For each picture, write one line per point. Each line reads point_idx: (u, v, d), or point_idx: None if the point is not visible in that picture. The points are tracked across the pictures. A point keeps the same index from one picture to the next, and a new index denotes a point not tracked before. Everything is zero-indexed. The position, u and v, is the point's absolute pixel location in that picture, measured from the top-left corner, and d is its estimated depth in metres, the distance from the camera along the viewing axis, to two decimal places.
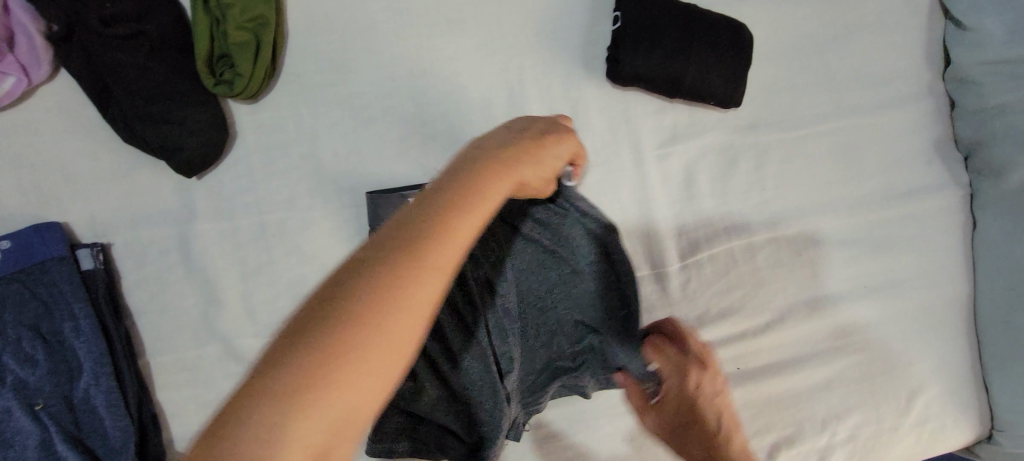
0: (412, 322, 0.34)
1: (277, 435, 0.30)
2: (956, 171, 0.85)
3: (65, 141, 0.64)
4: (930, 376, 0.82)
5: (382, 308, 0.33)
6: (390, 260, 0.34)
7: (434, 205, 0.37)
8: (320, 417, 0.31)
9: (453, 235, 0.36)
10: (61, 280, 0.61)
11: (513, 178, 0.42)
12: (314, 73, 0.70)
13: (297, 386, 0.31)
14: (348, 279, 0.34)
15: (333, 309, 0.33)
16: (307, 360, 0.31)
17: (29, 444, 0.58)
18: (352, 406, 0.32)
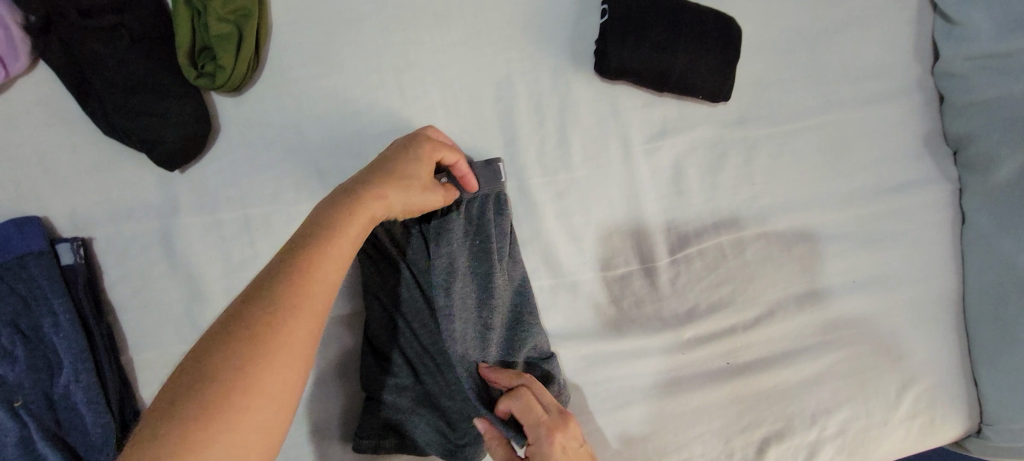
0: (315, 307, 0.44)
1: (194, 437, 0.37)
2: (945, 166, 0.85)
3: (45, 135, 0.63)
4: (919, 369, 0.82)
5: (270, 327, 0.42)
6: (295, 260, 0.46)
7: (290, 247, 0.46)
8: (235, 416, 0.38)
9: (308, 265, 0.45)
10: (40, 275, 0.60)
11: (370, 210, 0.52)
12: (298, 65, 0.69)
13: (210, 396, 0.38)
14: (241, 310, 0.42)
15: (258, 303, 0.43)
16: (211, 375, 0.39)
17: (9, 442, 0.57)
18: (267, 404, 0.40)
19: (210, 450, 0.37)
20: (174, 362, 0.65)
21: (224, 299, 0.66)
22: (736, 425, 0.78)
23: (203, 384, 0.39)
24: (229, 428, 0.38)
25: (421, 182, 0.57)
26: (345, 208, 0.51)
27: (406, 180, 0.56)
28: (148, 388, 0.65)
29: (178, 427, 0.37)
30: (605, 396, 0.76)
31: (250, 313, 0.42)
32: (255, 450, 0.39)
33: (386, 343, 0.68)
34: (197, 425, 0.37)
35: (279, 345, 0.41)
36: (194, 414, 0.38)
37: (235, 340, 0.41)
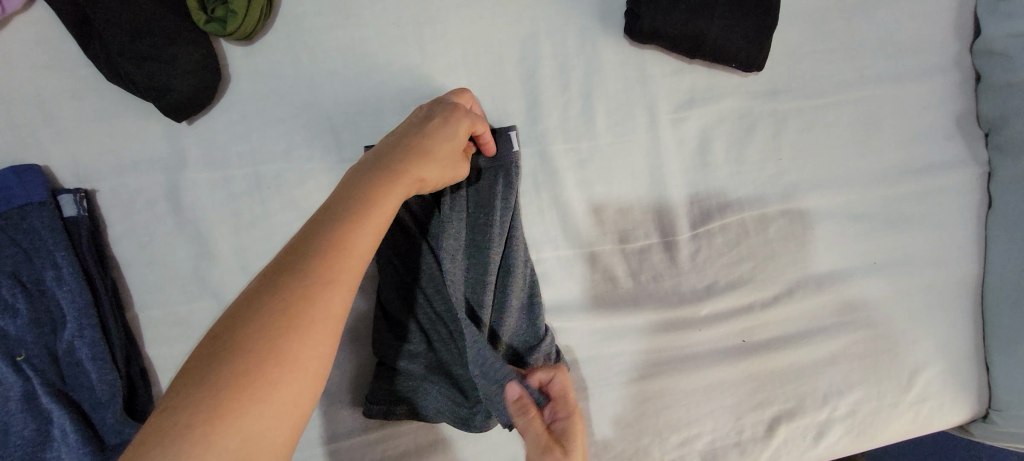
0: (350, 280, 0.44)
1: (224, 408, 0.36)
2: (976, 148, 0.82)
3: (45, 78, 0.60)
4: (933, 354, 0.81)
5: (303, 299, 0.41)
6: (329, 231, 0.45)
7: (325, 220, 0.46)
8: (266, 388, 0.37)
9: (343, 239, 0.44)
10: (41, 226, 0.57)
11: (402, 183, 0.51)
12: (313, 15, 0.65)
13: (243, 365, 0.37)
14: (274, 281, 0.41)
15: (293, 275, 0.42)
16: (243, 345, 0.38)
17: (12, 396, 0.55)
18: (297, 379, 0.39)
19: (245, 420, 0.36)
20: (181, 320, 0.63)
21: (233, 258, 0.64)
22: (747, 402, 0.78)
23: (236, 352, 0.38)
24: (262, 398, 0.37)
25: (450, 158, 0.56)
26: (378, 182, 0.50)
27: (433, 156, 0.55)
28: (155, 346, 0.63)
29: (211, 396, 0.36)
30: (617, 370, 0.75)
31: (284, 285, 0.41)
32: (285, 427, 0.38)
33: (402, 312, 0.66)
34: (234, 392, 0.36)
35: (314, 316, 0.40)
36: (227, 382, 0.37)
37: (268, 310, 0.40)
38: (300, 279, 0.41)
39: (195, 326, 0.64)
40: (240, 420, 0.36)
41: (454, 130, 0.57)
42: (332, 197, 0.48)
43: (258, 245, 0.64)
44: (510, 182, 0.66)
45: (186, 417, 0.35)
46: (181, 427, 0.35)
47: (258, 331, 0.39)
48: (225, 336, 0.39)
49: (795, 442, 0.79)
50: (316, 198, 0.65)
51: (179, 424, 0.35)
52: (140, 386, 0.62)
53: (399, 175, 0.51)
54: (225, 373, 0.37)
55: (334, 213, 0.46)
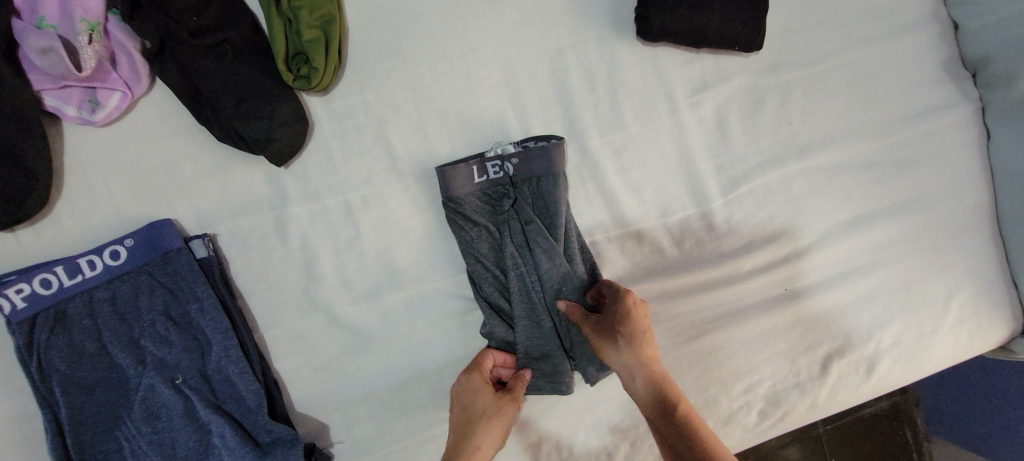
0: (476, 412, 0.68)
1: (468, 425, 0.67)
2: (967, 88, 0.91)
3: (168, 146, 0.71)
4: (964, 280, 0.89)
5: (465, 429, 0.67)
6: (461, 397, 0.70)
7: (457, 410, 0.69)
8: (468, 439, 0.66)
9: (465, 410, 0.68)
10: (182, 267, 0.68)
11: (472, 380, 0.71)
12: (374, 61, 0.76)
13: (456, 431, 0.67)
14: (463, 428, 0.67)
15: (463, 429, 0.67)
16: (457, 434, 0.67)
17: (175, 413, 0.66)
18: (468, 388, 0.70)
19: (470, 430, 0.67)
20: (300, 335, 0.74)
21: (337, 275, 0.75)
22: (799, 346, 0.85)
23: (458, 444, 0.66)
24: (467, 417, 0.68)
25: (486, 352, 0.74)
26: (466, 388, 0.70)
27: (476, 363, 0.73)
28: (282, 361, 0.74)
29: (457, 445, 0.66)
30: (677, 332, 0.83)
31: (465, 429, 0.67)
32: (476, 394, 0.69)
33: (492, 298, 0.75)
34: (462, 440, 0.66)
35: (470, 427, 0.67)
36: (456, 440, 0.67)
37: (461, 435, 0.67)
38: (460, 430, 0.67)
39: (312, 338, 0.74)
40: (469, 432, 0.66)
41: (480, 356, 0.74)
42: (455, 404, 0.70)
43: (356, 261, 0.75)
44: (559, 185, 0.76)
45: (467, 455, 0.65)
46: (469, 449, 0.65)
47: (468, 445, 0.65)
48: (461, 427, 0.67)
49: (849, 376, 0.87)
50: (398, 214, 0.76)
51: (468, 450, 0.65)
52: (276, 393, 0.71)
53: (471, 377, 0.71)
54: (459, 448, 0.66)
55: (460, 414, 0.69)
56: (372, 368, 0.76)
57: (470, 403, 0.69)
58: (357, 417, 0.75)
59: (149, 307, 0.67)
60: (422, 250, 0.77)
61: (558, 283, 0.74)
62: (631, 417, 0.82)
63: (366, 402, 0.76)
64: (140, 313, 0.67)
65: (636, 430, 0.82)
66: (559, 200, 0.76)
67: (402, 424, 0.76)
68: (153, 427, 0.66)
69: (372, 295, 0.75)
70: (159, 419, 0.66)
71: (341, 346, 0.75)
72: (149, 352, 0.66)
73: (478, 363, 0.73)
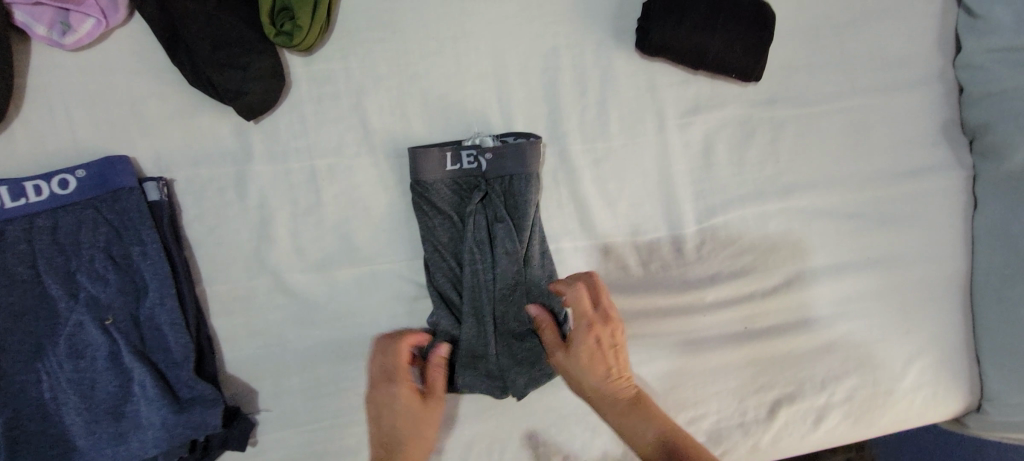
0: (398, 422, 0.67)
1: (393, 437, 0.67)
2: (961, 154, 0.89)
3: (137, 82, 0.69)
4: (926, 346, 0.88)
5: (390, 440, 0.67)
6: (379, 408, 0.67)
7: (378, 421, 0.68)
8: (395, 451, 0.66)
9: (386, 422, 0.67)
10: (131, 208, 0.66)
11: (387, 386, 0.67)
12: (363, 30, 0.74)
13: (382, 440, 0.67)
14: (389, 441, 0.67)
15: (389, 441, 0.67)
16: (382, 447, 0.67)
17: (100, 355, 0.65)
18: (384, 398, 0.67)
19: (397, 442, 0.66)
20: (243, 295, 0.72)
21: (291, 240, 0.73)
22: (750, 386, 0.84)
23: (387, 455, 0.66)
24: (391, 427, 0.67)
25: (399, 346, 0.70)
26: (381, 397, 0.67)
27: (389, 364, 0.69)
28: (220, 319, 0.72)
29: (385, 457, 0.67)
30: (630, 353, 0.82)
31: (391, 442, 0.66)
32: (396, 404, 0.67)
33: (444, 288, 0.74)
34: (388, 451, 0.66)
35: (394, 438, 0.66)
36: (383, 451, 0.67)
37: (388, 446, 0.67)
38: (386, 443, 0.67)
39: (255, 300, 0.73)
40: (395, 445, 0.66)
41: (394, 353, 0.70)
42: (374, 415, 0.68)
43: (313, 230, 0.73)
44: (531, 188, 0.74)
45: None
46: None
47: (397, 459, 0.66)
48: (386, 439, 0.67)
49: (796, 424, 0.85)
50: (363, 189, 0.74)
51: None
52: (207, 351, 0.70)
53: (387, 383, 0.68)
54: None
55: (379, 425, 0.68)
56: (311, 341, 0.74)
57: (391, 415, 0.67)
58: (288, 387, 0.74)
59: (89, 242, 0.65)
60: (382, 229, 0.75)
61: (510, 286, 0.74)
62: (569, 432, 0.81)
63: (300, 373, 0.74)
64: (79, 247, 0.65)
65: (571, 446, 0.81)
66: (527, 203, 0.74)
67: (333, 402, 0.75)
68: (75, 365, 0.64)
69: (323, 267, 0.74)
70: (82, 358, 0.65)
71: (283, 313, 0.73)
72: (84, 287, 0.65)
73: (393, 361, 0.69)
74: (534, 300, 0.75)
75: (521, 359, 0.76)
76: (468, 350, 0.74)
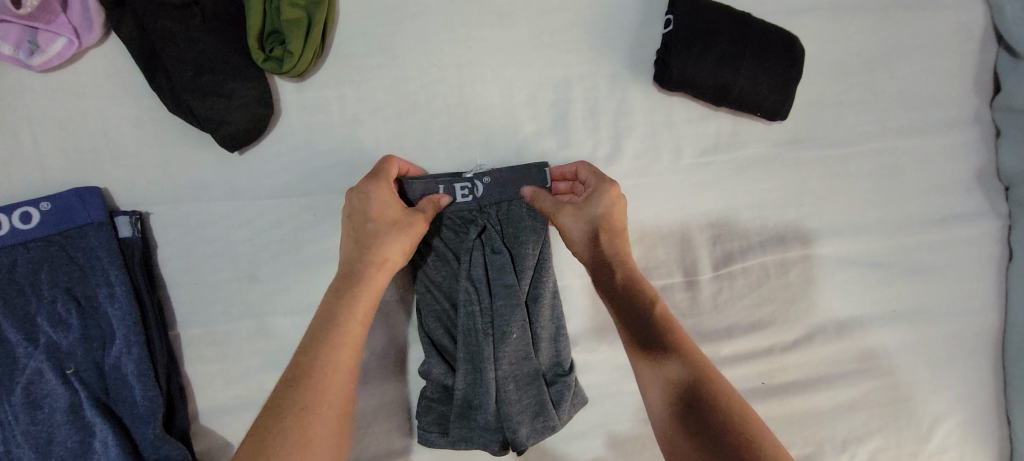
0: (340, 335, 0.56)
1: (318, 351, 0.55)
2: (997, 201, 0.83)
3: (113, 107, 0.63)
4: (954, 405, 0.82)
5: (320, 352, 0.55)
6: (330, 302, 0.58)
7: (319, 320, 0.57)
8: (312, 369, 0.54)
9: (324, 329, 0.56)
10: (98, 246, 0.60)
11: (348, 273, 0.60)
12: (360, 55, 0.68)
13: (304, 354, 0.55)
14: (311, 352, 0.55)
15: (311, 352, 0.55)
16: (302, 359, 0.55)
17: (58, 407, 0.59)
18: (335, 297, 0.58)
19: (319, 358, 0.55)
20: (220, 340, 0.66)
21: (274, 281, 0.67)
22: None
23: (301, 381, 0.53)
24: (326, 342, 0.56)
25: (377, 212, 0.61)
26: (337, 289, 0.59)
27: (362, 224, 0.61)
28: (194, 365, 0.66)
29: (303, 382, 0.53)
30: (637, 407, 0.76)
31: (311, 353, 0.55)
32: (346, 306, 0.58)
33: (436, 335, 0.68)
34: (304, 373, 0.54)
35: (324, 352, 0.55)
36: (298, 371, 0.54)
37: (310, 365, 0.54)
38: (308, 354, 0.55)
39: (232, 346, 0.66)
40: (317, 361, 0.54)
41: (369, 210, 0.61)
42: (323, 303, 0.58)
43: (298, 270, 0.67)
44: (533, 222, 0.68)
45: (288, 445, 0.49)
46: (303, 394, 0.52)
47: (312, 378, 0.53)
48: (307, 352, 0.55)
49: None
50: None
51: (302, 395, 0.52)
52: (178, 401, 0.64)
53: (354, 264, 0.60)
54: (303, 390, 0.53)
55: (355, 227, 0.61)
56: None
57: (327, 322, 0.57)
58: None
59: (51, 282, 0.59)
60: None
61: (512, 325, 0.66)
62: None
63: None
64: (40, 287, 0.59)
65: None
66: (527, 235, 0.68)
67: None
68: (31, 418, 0.58)
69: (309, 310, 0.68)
70: (39, 410, 0.58)
71: (264, 361, 0.67)
72: (43, 332, 0.59)
73: (368, 231, 0.61)
74: (539, 342, 0.69)
75: (526, 407, 0.68)
76: (465, 400, 0.68)
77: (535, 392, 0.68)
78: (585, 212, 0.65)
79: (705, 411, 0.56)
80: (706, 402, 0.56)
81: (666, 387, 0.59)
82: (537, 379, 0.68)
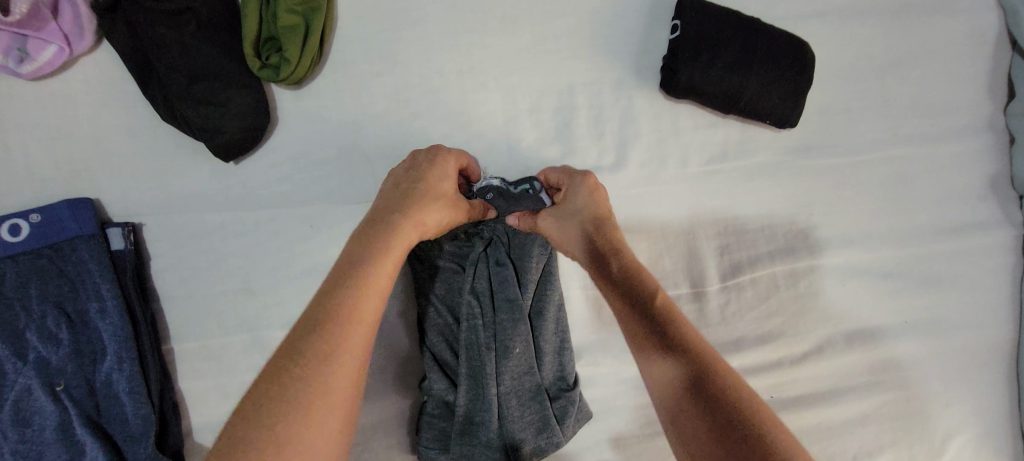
0: (377, 287, 0.47)
1: (346, 296, 0.45)
2: (1011, 210, 0.81)
3: (106, 116, 0.62)
4: (968, 419, 0.80)
5: (347, 299, 0.45)
6: (367, 247, 0.49)
7: (353, 263, 0.48)
8: (335, 313, 0.44)
9: (360, 275, 0.46)
10: (89, 259, 0.59)
11: (398, 219, 0.52)
12: (359, 62, 0.67)
13: (326, 298, 0.45)
14: (336, 298, 0.45)
15: (335, 298, 0.45)
16: (329, 302, 0.45)
17: (48, 425, 0.57)
18: (375, 244, 0.49)
19: (346, 304, 0.45)
20: (215, 355, 0.64)
21: (270, 294, 0.65)
22: None
23: (319, 327, 0.43)
24: (359, 288, 0.46)
25: (438, 174, 0.56)
26: (375, 235, 0.50)
27: (416, 179, 0.55)
28: (188, 380, 0.64)
29: (325, 329, 0.43)
30: (642, 422, 0.74)
31: (338, 296, 0.45)
32: (387, 257, 0.49)
33: (437, 350, 0.67)
34: (326, 315, 0.44)
35: (354, 298, 0.45)
36: (318, 315, 0.44)
37: (333, 310, 0.44)
38: (334, 297, 0.45)
39: (228, 361, 0.65)
40: (342, 305, 0.45)
41: (441, 170, 0.57)
42: (350, 249, 0.49)
43: (294, 283, 0.65)
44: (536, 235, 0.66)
45: (289, 404, 0.40)
46: (318, 343, 0.42)
47: (332, 324, 0.43)
48: (335, 293, 0.45)
49: None
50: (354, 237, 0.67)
51: (318, 344, 0.42)
52: (172, 418, 0.63)
53: (401, 214, 0.52)
54: (322, 340, 0.42)
55: (404, 182, 0.55)
56: None
57: (364, 266, 0.47)
58: None
59: (40, 296, 0.57)
60: None
61: (516, 341, 0.64)
62: None
63: None
64: (29, 301, 0.57)
65: None
66: (532, 246, 0.66)
67: None
68: (20, 436, 0.57)
69: None
70: (28, 428, 0.57)
71: None
72: (33, 348, 0.57)
73: (421, 185, 0.55)
74: (542, 357, 0.67)
75: (528, 424, 0.66)
76: (466, 417, 0.66)
77: (539, 409, 0.66)
78: (565, 212, 0.63)
79: (709, 406, 0.48)
80: (710, 397, 0.48)
81: (673, 384, 0.51)
82: (540, 395, 0.67)
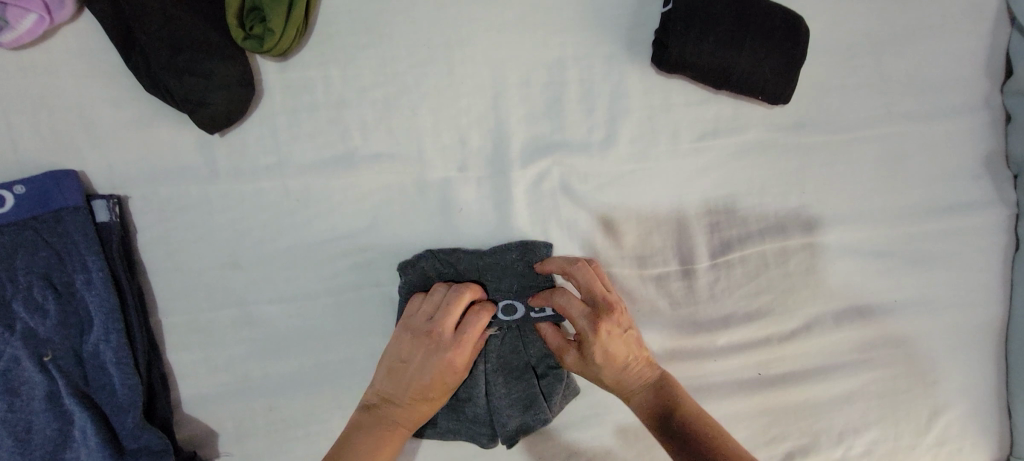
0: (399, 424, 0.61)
1: (365, 439, 0.59)
2: (1004, 189, 0.81)
3: (89, 86, 0.61)
4: (954, 397, 0.81)
5: (372, 440, 0.59)
6: (389, 390, 0.61)
7: (379, 397, 0.61)
8: (365, 442, 0.59)
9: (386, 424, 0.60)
10: (75, 231, 0.59)
11: (409, 365, 0.61)
12: (346, 34, 0.66)
13: (361, 424, 0.60)
14: (367, 422, 0.60)
15: (365, 428, 0.60)
16: (365, 433, 0.60)
17: (36, 395, 0.58)
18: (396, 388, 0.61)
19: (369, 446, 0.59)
20: (203, 328, 0.65)
21: (258, 268, 0.65)
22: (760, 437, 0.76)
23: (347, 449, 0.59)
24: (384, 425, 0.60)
25: (448, 313, 0.61)
26: (392, 381, 0.61)
27: (432, 324, 0.61)
28: (177, 352, 0.65)
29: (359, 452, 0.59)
30: None
31: (365, 427, 0.60)
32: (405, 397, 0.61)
33: None
34: (363, 429, 0.60)
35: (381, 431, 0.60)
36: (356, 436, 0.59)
37: (369, 440, 0.59)
38: (371, 429, 0.60)
39: (216, 334, 0.65)
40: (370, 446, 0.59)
41: (447, 316, 0.61)
42: (377, 387, 0.62)
43: (282, 256, 0.66)
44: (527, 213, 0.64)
45: None
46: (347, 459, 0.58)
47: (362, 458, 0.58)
48: (369, 419, 0.60)
49: None
50: (341, 211, 0.67)
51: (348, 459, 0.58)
52: (160, 390, 0.63)
53: (414, 356, 0.61)
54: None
55: (416, 328, 0.61)
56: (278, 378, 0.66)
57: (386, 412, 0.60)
58: (250, 430, 0.66)
59: (26, 267, 0.57)
60: (361, 257, 0.67)
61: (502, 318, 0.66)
62: None
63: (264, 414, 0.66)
64: (14, 272, 0.57)
65: None
66: None
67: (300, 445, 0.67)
68: (8, 406, 0.57)
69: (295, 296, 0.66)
70: (16, 398, 0.57)
71: (249, 348, 0.66)
72: (20, 319, 0.57)
73: (429, 328, 0.61)
74: (529, 335, 0.67)
75: (514, 401, 0.67)
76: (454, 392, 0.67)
77: (524, 384, 0.67)
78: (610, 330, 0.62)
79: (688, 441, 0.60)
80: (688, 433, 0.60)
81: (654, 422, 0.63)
82: (526, 371, 0.68)
